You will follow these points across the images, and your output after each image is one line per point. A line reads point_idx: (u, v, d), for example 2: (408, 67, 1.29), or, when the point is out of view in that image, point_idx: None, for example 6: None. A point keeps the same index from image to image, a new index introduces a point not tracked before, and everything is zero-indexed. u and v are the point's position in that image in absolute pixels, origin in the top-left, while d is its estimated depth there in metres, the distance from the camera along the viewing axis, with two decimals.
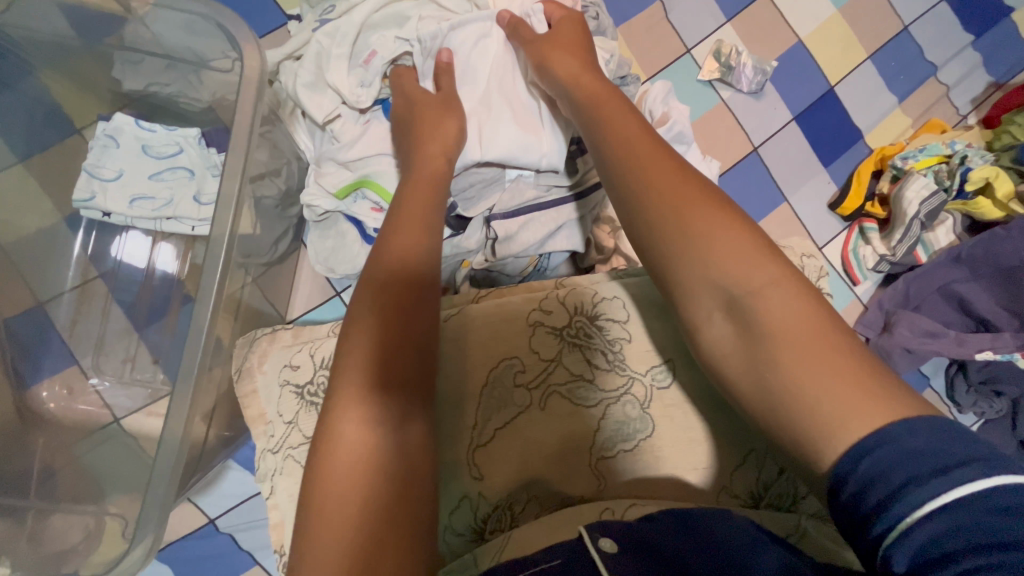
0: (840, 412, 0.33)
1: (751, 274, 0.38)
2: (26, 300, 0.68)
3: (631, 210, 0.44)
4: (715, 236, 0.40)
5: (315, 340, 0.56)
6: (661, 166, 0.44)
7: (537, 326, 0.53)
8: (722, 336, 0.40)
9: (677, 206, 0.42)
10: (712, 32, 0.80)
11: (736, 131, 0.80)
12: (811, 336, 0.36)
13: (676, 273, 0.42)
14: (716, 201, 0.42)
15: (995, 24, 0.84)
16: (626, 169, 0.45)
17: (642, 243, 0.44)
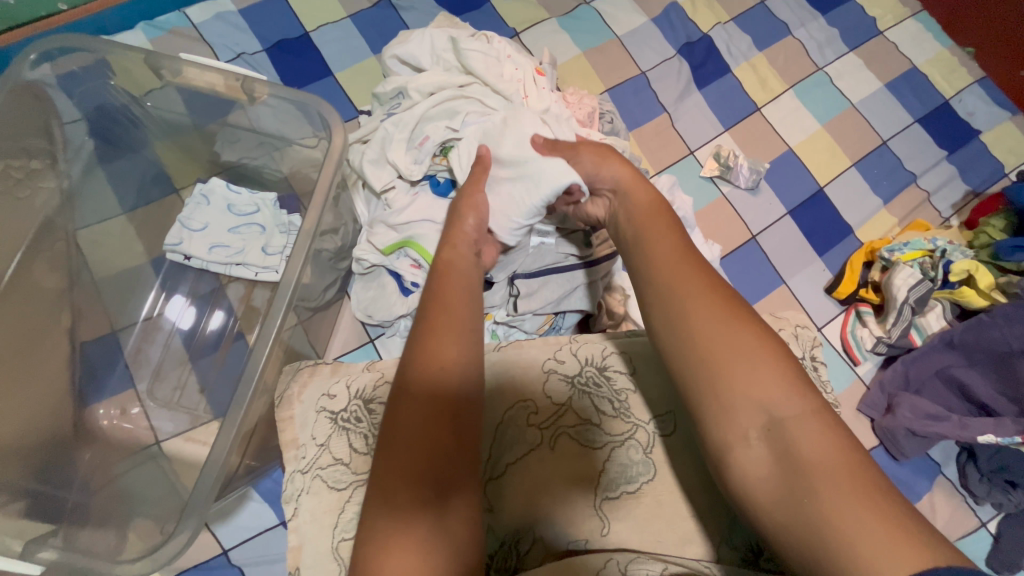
0: (880, 555, 0.34)
1: (785, 404, 0.42)
2: (104, 327, 0.78)
3: (668, 336, 0.48)
4: (757, 365, 0.43)
5: (351, 373, 0.62)
6: (702, 292, 0.48)
7: (550, 373, 0.58)
8: (760, 460, 0.41)
9: (722, 337, 0.45)
10: (712, 139, 0.94)
11: (735, 221, 0.90)
12: (843, 472, 0.38)
13: (712, 398, 0.44)
14: (756, 328, 0.46)
15: (966, 143, 0.96)
16: (669, 292, 0.49)
17: (679, 369, 0.47)
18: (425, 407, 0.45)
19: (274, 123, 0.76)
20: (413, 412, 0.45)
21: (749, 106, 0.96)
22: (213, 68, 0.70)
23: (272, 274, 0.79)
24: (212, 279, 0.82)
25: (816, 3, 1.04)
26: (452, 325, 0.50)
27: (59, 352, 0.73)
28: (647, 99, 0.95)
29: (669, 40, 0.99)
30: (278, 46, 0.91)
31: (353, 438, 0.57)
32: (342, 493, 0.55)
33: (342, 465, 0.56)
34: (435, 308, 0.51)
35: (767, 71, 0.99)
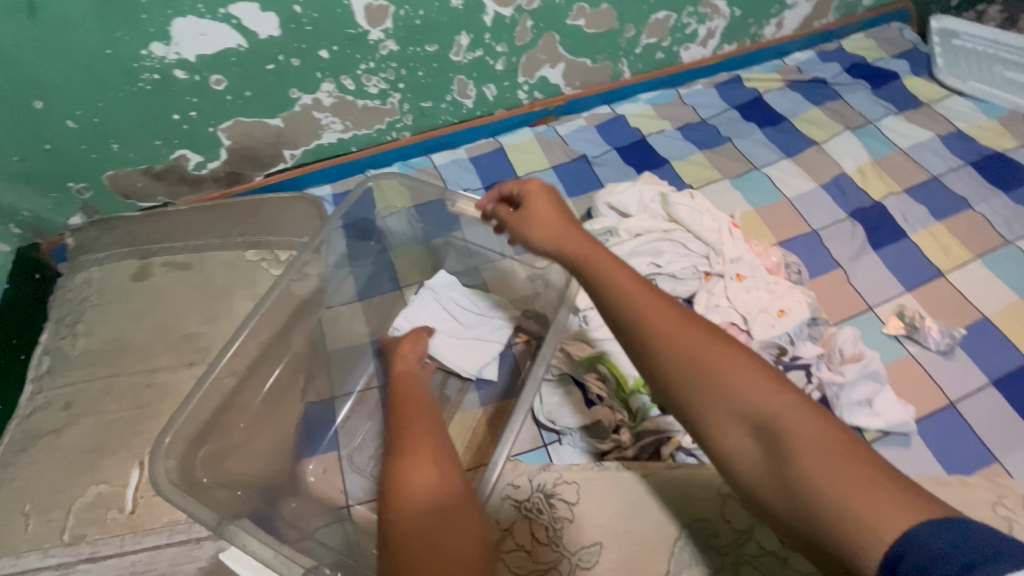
0: (872, 519, 0.35)
1: (767, 399, 0.43)
2: (325, 393, 0.92)
3: (646, 352, 0.48)
4: (726, 369, 0.44)
5: (533, 470, 0.73)
6: (664, 309, 0.48)
7: (729, 496, 0.65)
8: (747, 454, 0.43)
9: (692, 340, 0.46)
10: (893, 298, 0.94)
11: (930, 384, 0.86)
12: (831, 451, 0.39)
13: (698, 399, 0.45)
14: (704, 334, 0.46)
15: None
16: (633, 303, 0.49)
17: (665, 378, 0.47)
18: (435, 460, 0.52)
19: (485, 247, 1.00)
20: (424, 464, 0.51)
21: (931, 270, 0.97)
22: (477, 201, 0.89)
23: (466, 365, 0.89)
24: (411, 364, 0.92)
25: (997, 180, 1.07)
26: (405, 397, 0.64)
27: (291, 409, 0.87)
28: (821, 254, 1.00)
29: (840, 205, 1.07)
30: (495, 185, 1.13)
31: (535, 527, 0.66)
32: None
33: (522, 552, 0.64)
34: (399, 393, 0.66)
35: (948, 240, 1.00)
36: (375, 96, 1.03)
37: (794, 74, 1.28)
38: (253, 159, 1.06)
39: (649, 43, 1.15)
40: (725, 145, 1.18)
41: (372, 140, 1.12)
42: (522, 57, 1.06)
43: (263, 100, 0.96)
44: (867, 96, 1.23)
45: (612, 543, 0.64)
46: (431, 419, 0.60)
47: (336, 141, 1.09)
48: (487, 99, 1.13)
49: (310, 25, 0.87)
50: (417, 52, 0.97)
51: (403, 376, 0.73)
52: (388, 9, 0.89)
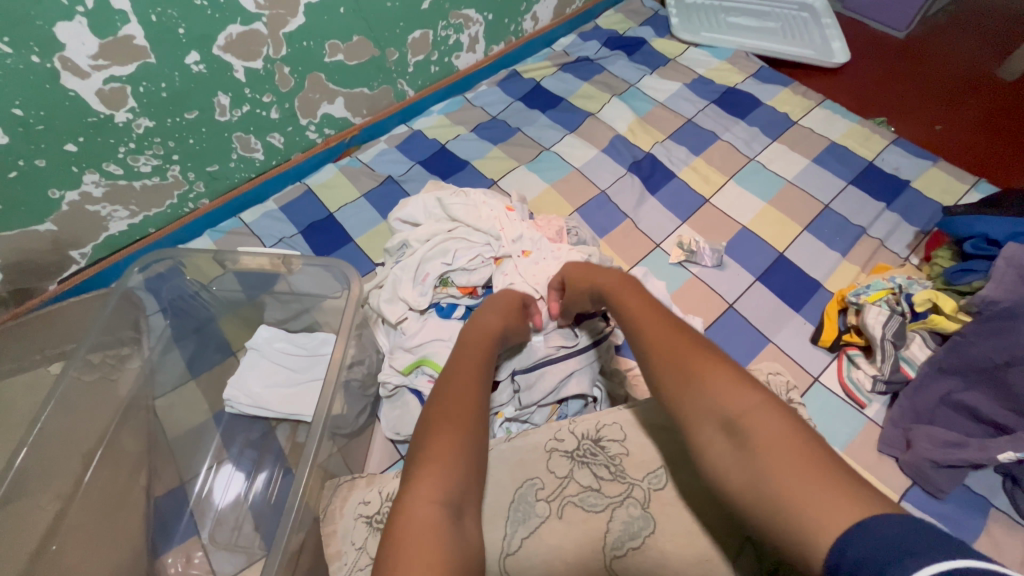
0: (817, 510, 0.40)
1: (741, 401, 0.48)
2: (174, 482, 0.89)
3: (644, 366, 0.58)
4: (704, 374, 0.52)
5: (380, 481, 0.69)
6: (663, 327, 0.60)
7: (553, 451, 0.69)
8: (718, 446, 0.48)
9: (681, 353, 0.55)
10: (672, 231, 1.09)
11: (712, 295, 1.00)
12: (795, 451, 0.44)
13: (682, 401, 0.52)
14: (701, 345, 0.55)
15: (900, 192, 1.10)
16: (641, 326, 0.62)
17: (657, 388, 0.56)
18: (438, 475, 0.50)
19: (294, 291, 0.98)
20: (448, 436, 0.54)
21: (698, 199, 1.13)
22: (259, 253, 0.92)
23: (291, 410, 0.90)
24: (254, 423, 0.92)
25: (734, 111, 1.26)
26: (458, 379, 0.62)
27: (137, 512, 0.84)
28: (610, 210, 1.13)
29: (619, 163, 1.20)
30: (310, 227, 1.15)
31: None
32: None
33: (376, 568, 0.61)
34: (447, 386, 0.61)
35: (707, 170, 1.17)
36: (151, 173, 1.01)
37: (563, 58, 1.41)
38: (36, 270, 0.99)
39: (418, 61, 1.23)
40: (516, 135, 1.28)
41: (168, 216, 1.09)
42: (294, 102, 1.09)
43: (18, 209, 0.90)
44: (625, 64, 1.39)
45: None
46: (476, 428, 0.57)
47: (127, 227, 1.06)
48: (277, 147, 1.15)
49: (42, 124, 0.84)
50: (177, 122, 0.97)
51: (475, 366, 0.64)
52: (124, 89, 0.88)
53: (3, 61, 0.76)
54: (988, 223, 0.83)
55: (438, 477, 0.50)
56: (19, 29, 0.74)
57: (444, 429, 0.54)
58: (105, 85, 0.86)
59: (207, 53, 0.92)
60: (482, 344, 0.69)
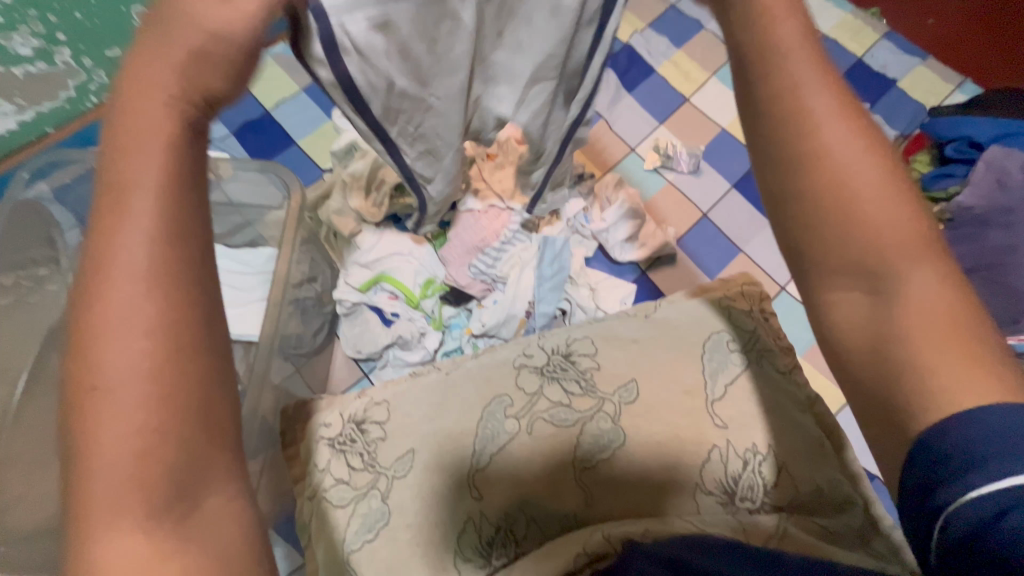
0: (955, 385, 0.35)
1: (902, 254, 0.37)
2: None
3: (783, 178, 0.39)
4: (872, 211, 0.37)
5: (343, 401, 0.66)
6: (831, 113, 0.37)
7: (522, 367, 0.67)
8: (850, 300, 0.40)
9: (854, 169, 0.37)
10: (649, 134, 1.01)
11: (686, 204, 0.96)
12: (948, 322, 0.36)
13: (820, 241, 0.39)
14: (881, 163, 0.38)
15: (885, 92, 1.04)
16: (801, 103, 0.37)
17: (795, 213, 0.39)
18: (121, 500, 0.28)
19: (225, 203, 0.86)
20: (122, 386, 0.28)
21: (679, 98, 1.04)
22: None
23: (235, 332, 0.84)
24: None
25: None
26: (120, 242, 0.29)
27: None
28: None
29: None
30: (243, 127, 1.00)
31: (352, 461, 0.62)
32: (345, 510, 0.60)
33: (343, 485, 0.61)
34: (95, 303, 0.29)
35: (688, 65, 1.07)
36: (33, 58, 0.83)
37: None
38: None
39: None
40: None
41: (67, 113, 0.93)
42: None
43: None
44: None
45: (422, 446, 0.62)
46: (194, 363, 0.30)
47: (17, 125, 0.89)
48: None
49: None
50: None
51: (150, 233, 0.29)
52: None
53: None
54: (975, 126, 0.81)
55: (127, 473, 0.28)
56: None
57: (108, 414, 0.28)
58: None
59: None
60: (164, 143, 0.30)
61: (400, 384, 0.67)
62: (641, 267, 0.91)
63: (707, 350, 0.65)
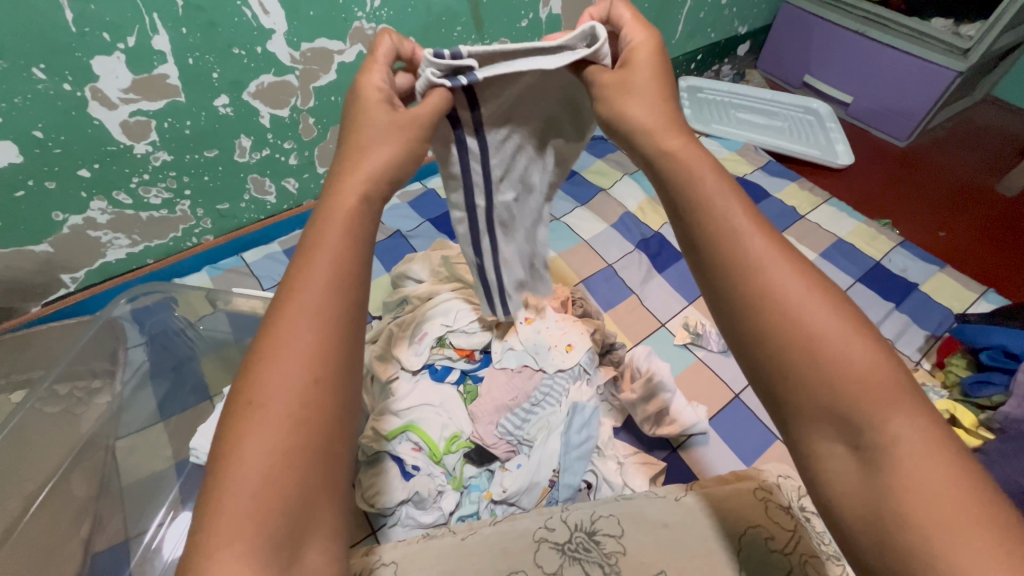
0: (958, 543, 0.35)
1: (881, 406, 0.40)
2: (118, 537, 0.79)
3: (753, 330, 0.45)
4: (843, 358, 0.42)
5: (350, 557, 0.62)
6: (793, 277, 0.44)
7: (541, 541, 0.62)
8: (833, 452, 0.42)
9: (822, 325, 0.43)
10: (678, 311, 1.07)
11: (717, 382, 0.96)
12: (940, 478, 0.38)
13: (794, 394, 0.43)
14: (847, 317, 0.43)
15: (909, 294, 1.09)
16: (760, 268, 0.45)
17: (763, 364, 0.45)
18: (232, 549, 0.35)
19: None
20: (258, 447, 0.37)
21: None
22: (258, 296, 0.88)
23: None
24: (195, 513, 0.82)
25: None
26: (292, 344, 0.40)
27: (71, 568, 0.74)
28: (617, 284, 1.11)
29: (627, 238, 1.19)
30: None
31: None
32: None
33: None
34: (255, 380, 0.40)
35: None
36: (160, 206, 1.00)
37: None
38: (22, 290, 0.95)
39: None
40: None
41: (170, 249, 1.08)
42: (314, 150, 1.11)
43: (15, 228, 0.88)
44: None
45: None
46: (330, 455, 0.40)
47: (125, 256, 1.03)
48: (290, 192, 1.16)
49: (59, 147, 0.84)
50: (195, 159, 0.98)
51: (309, 352, 0.40)
52: (149, 123, 0.89)
53: (35, 85, 0.77)
54: (1005, 335, 0.82)
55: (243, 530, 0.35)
56: (57, 57, 0.76)
57: (241, 507, 0.36)
58: (131, 118, 0.87)
59: (237, 97, 0.95)
60: (339, 269, 0.43)
61: (411, 544, 0.62)
62: (672, 444, 0.88)
63: (743, 548, 0.60)
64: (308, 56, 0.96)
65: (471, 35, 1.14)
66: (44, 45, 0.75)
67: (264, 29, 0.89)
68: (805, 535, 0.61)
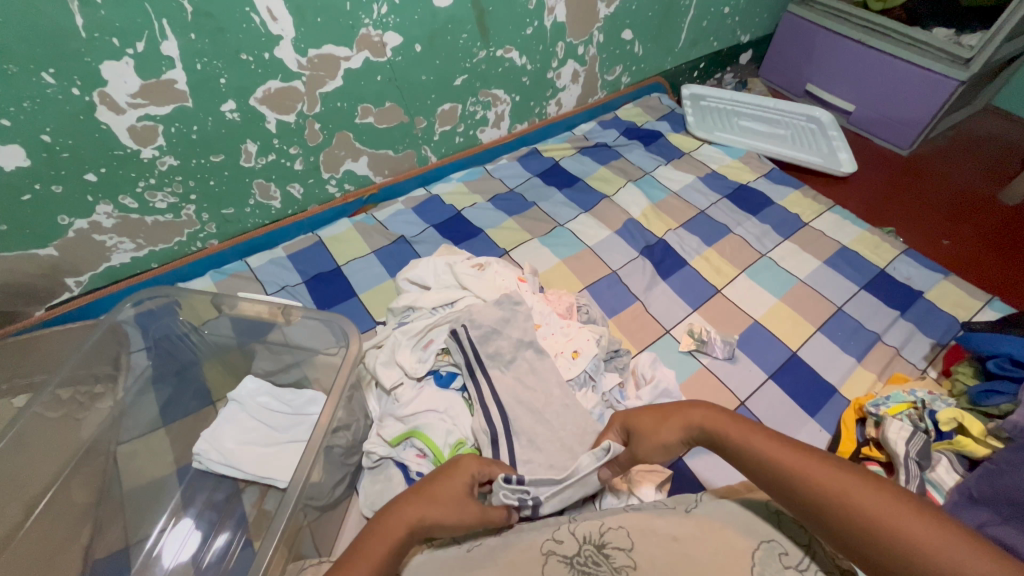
0: None
1: (947, 564, 0.46)
2: (118, 544, 0.78)
3: (813, 523, 0.53)
4: (900, 529, 0.49)
5: None
6: (820, 467, 0.55)
7: (550, 553, 0.61)
8: None
9: (872, 509, 0.50)
10: (682, 318, 1.07)
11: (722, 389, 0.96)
12: None
13: (879, 567, 0.49)
14: (886, 494, 0.51)
15: (914, 303, 1.09)
16: (784, 470, 0.56)
17: (841, 546, 0.51)
18: None
19: (281, 347, 0.92)
20: None
21: (710, 289, 1.12)
22: (262, 300, 0.88)
23: (277, 482, 0.82)
24: (196, 519, 0.82)
25: (746, 208, 1.29)
26: (381, 531, 0.59)
27: (72, 574, 0.74)
28: (621, 291, 1.11)
29: (631, 245, 1.19)
30: (315, 278, 1.12)
31: None
32: None
33: None
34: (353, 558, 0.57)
35: (719, 261, 1.17)
36: (165, 210, 1.00)
37: (583, 142, 1.46)
38: (26, 293, 0.95)
39: (444, 130, 1.27)
40: (531, 209, 1.28)
41: (174, 253, 1.08)
42: (319, 156, 1.12)
43: (21, 232, 0.88)
44: (642, 153, 1.43)
45: None
46: None
47: (129, 261, 1.03)
48: (295, 197, 1.16)
49: (67, 151, 0.84)
50: (201, 164, 0.98)
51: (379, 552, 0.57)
52: (156, 127, 0.89)
53: (44, 90, 0.77)
54: (1012, 343, 0.82)
55: None
56: (66, 62, 0.77)
57: None
58: (138, 122, 0.87)
59: (243, 103, 0.95)
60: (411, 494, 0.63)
61: (420, 556, 0.63)
62: (678, 452, 0.88)
63: (756, 562, 0.58)
64: (314, 62, 0.97)
65: (477, 43, 1.14)
66: (54, 50, 0.75)
67: (271, 35, 0.90)
68: (818, 550, 0.61)
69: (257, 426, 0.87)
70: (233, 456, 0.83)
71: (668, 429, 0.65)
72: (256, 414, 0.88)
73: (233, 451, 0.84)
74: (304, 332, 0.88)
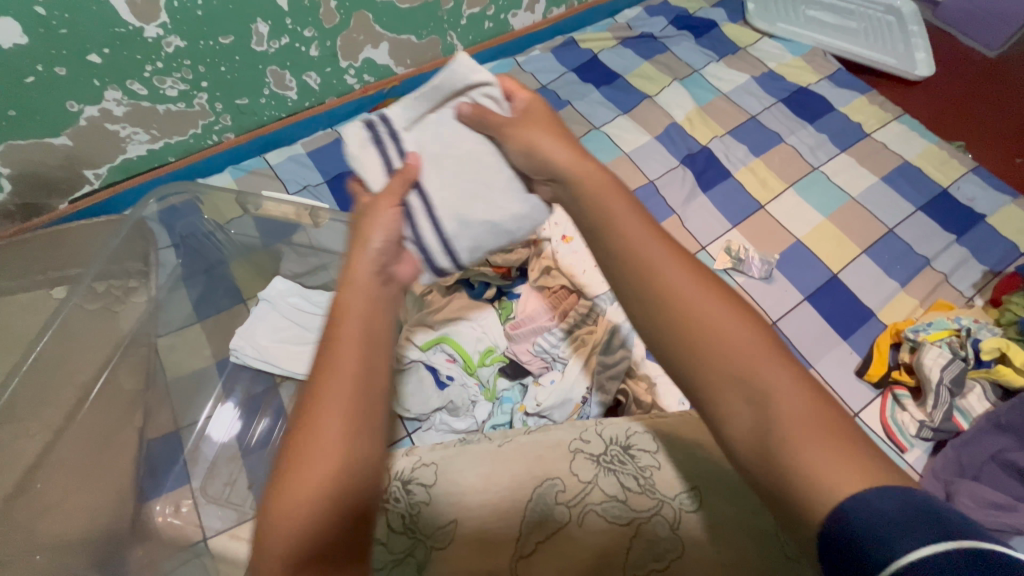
0: (849, 477, 0.35)
1: (760, 366, 0.39)
2: (169, 427, 0.85)
3: (646, 310, 0.43)
4: (728, 330, 0.41)
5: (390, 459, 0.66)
6: (662, 249, 0.44)
7: (576, 452, 0.63)
8: (732, 412, 0.40)
9: (707, 303, 0.42)
10: (721, 235, 1.02)
11: (755, 310, 0.94)
12: (818, 422, 0.37)
13: (696, 364, 0.41)
14: (704, 285, 0.43)
15: (973, 227, 1.01)
16: (639, 248, 0.45)
17: (658, 342, 0.43)
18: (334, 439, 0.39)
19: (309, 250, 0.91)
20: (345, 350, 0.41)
21: (754, 204, 1.05)
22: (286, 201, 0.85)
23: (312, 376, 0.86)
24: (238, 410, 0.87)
25: (803, 115, 1.17)
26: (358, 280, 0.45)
27: (131, 451, 0.81)
28: (657, 203, 1.04)
29: (672, 153, 1.11)
30: (337, 178, 1.08)
31: (392, 522, 0.60)
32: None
33: (378, 548, 0.58)
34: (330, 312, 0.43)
35: (766, 174, 1.09)
36: (177, 98, 0.93)
37: (625, 32, 1.30)
38: (47, 185, 0.93)
39: (472, 13, 1.13)
40: (565, 109, 1.17)
41: (189, 147, 1.03)
42: (337, 40, 1.01)
43: (32, 119, 0.83)
44: (692, 47, 1.28)
45: (467, 518, 0.59)
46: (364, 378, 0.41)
47: (145, 153, 0.99)
48: (312, 88, 1.07)
49: (66, 28, 0.77)
50: (210, 46, 0.89)
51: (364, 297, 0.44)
52: (157, 1, 0.80)
53: None
54: None
55: (332, 416, 0.39)
56: None
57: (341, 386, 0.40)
58: None
59: None
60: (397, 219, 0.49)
61: (448, 450, 0.65)
62: None
63: None
64: None
65: None
66: None
67: None
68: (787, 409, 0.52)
69: (291, 324, 0.88)
70: (270, 352, 0.86)
71: (554, 140, 0.52)
72: (288, 312, 0.89)
73: (270, 345, 0.87)
74: (329, 235, 0.86)
